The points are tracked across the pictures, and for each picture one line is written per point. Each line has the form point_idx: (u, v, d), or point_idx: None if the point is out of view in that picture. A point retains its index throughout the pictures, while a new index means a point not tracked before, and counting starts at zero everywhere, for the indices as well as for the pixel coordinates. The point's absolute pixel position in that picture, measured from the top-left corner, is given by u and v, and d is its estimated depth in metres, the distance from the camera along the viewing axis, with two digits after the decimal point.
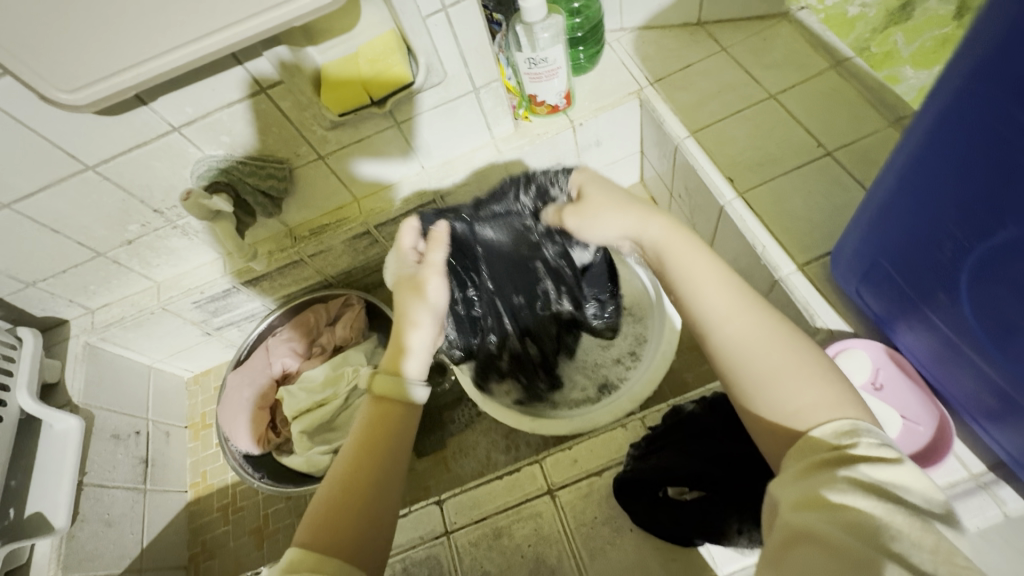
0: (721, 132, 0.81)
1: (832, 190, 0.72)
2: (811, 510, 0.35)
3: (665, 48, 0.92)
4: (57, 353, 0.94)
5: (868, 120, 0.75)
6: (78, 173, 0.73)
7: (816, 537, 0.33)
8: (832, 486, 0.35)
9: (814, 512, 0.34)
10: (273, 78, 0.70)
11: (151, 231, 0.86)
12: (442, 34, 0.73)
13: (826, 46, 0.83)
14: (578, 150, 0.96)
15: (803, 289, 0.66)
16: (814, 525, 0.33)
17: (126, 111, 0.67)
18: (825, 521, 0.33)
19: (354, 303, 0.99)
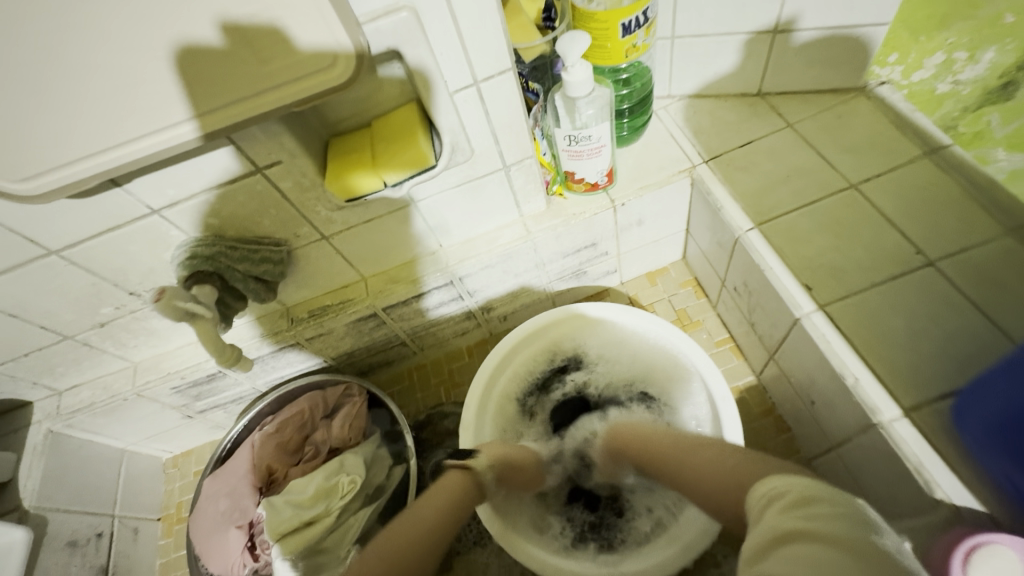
0: (792, 226, 0.69)
1: (940, 311, 0.58)
2: (782, 532, 0.37)
3: (721, 120, 0.81)
4: (15, 443, 0.82)
5: (978, 225, 0.62)
6: (39, 258, 0.62)
7: (802, 541, 0.35)
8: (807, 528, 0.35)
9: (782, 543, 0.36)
10: (271, 158, 0.59)
11: (127, 313, 0.75)
12: (472, 111, 0.62)
13: (917, 128, 0.71)
14: (617, 230, 0.84)
15: (914, 442, 0.52)
16: (796, 529, 0.36)
17: (96, 193, 0.57)
18: (803, 544, 0.35)
19: (356, 394, 0.88)
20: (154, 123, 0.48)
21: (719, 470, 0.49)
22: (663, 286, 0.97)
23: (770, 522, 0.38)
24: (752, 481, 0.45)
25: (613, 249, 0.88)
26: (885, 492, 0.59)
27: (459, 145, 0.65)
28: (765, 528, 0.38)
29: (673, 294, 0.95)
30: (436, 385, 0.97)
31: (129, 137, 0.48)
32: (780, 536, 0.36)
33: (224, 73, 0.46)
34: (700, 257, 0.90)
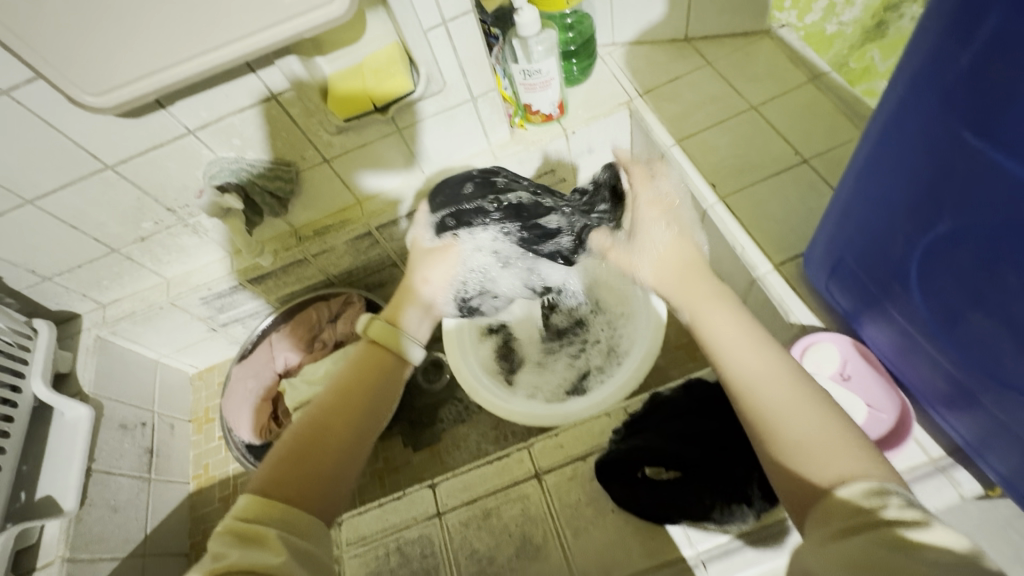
0: (705, 140, 0.86)
1: (808, 194, 0.76)
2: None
3: (654, 61, 0.97)
4: (69, 345, 0.98)
5: (844, 130, 0.80)
6: (98, 172, 0.77)
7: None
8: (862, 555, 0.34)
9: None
10: (283, 85, 0.75)
11: (163, 228, 0.90)
12: (442, 47, 0.78)
13: (805, 62, 0.88)
14: (571, 157, 1.00)
15: (779, 287, 0.70)
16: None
17: (145, 114, 0.72)
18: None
19: (355, 301, 1.04)
20: (195, 48, 0.63)
21: (806, 445, 0.43)
22: None
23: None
24: (838, 450, 0.42)
25: (570, 176, 1.05)
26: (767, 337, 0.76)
27: (433, 77, 0.81)
28: (833, 555, 0.36)
29: None
30: None
31: (178, 59, 0.63)
32: (848, 574, 0.33)
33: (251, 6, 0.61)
34: None
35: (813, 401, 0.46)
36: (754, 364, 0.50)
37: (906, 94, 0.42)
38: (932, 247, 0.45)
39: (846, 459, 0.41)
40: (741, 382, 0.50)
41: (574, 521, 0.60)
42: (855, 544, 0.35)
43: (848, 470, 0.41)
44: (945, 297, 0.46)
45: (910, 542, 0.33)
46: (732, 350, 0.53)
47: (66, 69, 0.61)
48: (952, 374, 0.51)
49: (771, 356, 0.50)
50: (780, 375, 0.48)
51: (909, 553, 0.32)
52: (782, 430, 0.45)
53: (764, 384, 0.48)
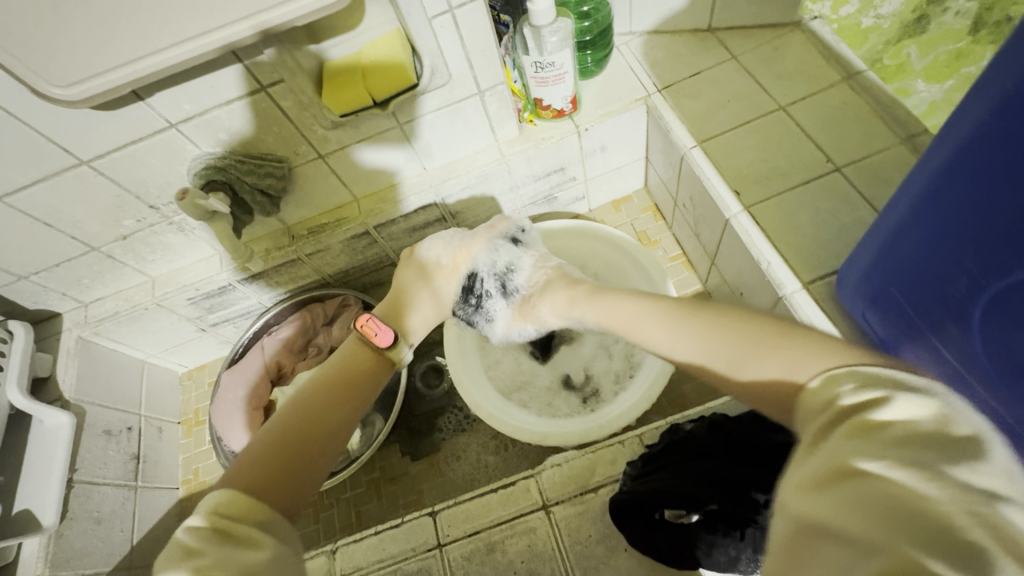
0: (728, 143, 0.80)
1: (840, 207, 0.71)
2: (838, 483, 0.29)
3: (675, 54, 0.90)
4: (49, 347, 0.92)
5: (879, 135, 0.74)
6: (72, 168, 0.71)
7: (846, 483, 0.28)
8: (857, 452, 0.29)
9: (827, 491, 0.29)
10: (274, 77, 0.68)
11: (146, 226, 0.84)
12: (448, 36, 0.72)
13: (839, 58, 0.82)
14: (583, 155, 0.94)
15: (807, 307, 0.65)
16: (844, 469, 0.29)
17: (121, 106, 0.66)
18: (851, 516, 0.27)
19: (351, 304, 0.99)
20: (175, 36, 0.56)
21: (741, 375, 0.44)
22: (627, 212, 1.08)
23: (823, 465, 0.31)
24: (763, 361, 0.42)
25: (580, 174, 0.99)
26: None
27: (437, 69, 0.75)
28: (804, 475, 0.31)
29: (635, 219, 1.06)
30: None
31: (156, 48, 0.57)
32: (822, 491, 0.29)
33: None
34: (657, 182, 1.00)
35: (715, 337, 0.47)
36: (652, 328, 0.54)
37: (993, 118, 0.37)
38: (1004, 291, 0.40)
39: (776, 360, 0.41)
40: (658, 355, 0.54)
41: (584, 560, 0.57)
42: (817, 458, 0.31)
43: (783, 370, 0.41)
44: (1014, 346, 0.42)
45: (862, 437, 0.30)
46: (630, 317, 0.58)
47: (27, 58, 0.54)
48: (1006, 423, 0.47)
49: (659, 323, 0.54)
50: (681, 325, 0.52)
51: (879, 447, 0.29)
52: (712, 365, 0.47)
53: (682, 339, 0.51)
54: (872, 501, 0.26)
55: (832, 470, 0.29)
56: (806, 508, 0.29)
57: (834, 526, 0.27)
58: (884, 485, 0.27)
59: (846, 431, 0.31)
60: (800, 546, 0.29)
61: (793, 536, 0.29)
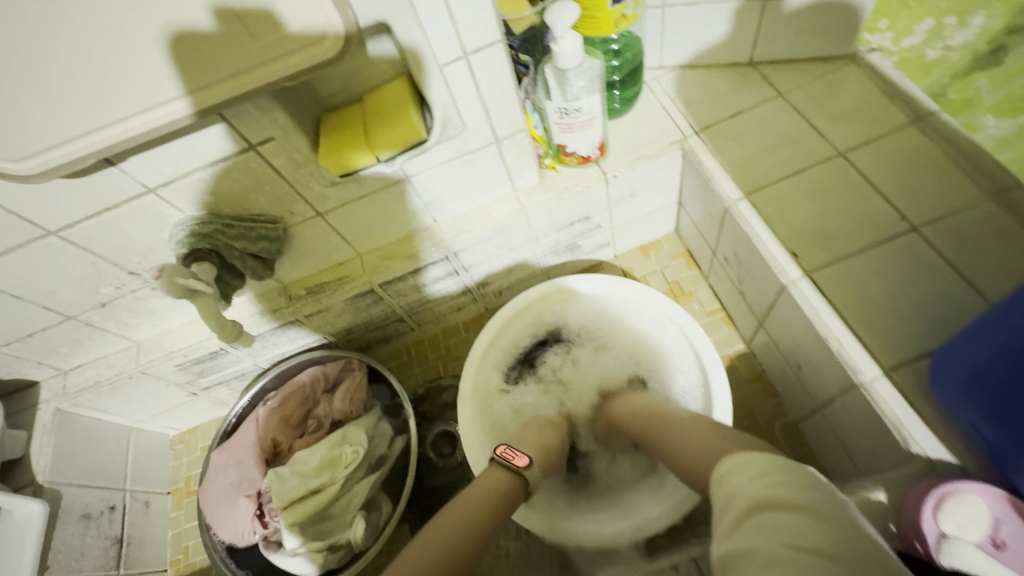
0: (780, 195, 0.70)
1: (922, 273, 0.60)
2: (753, 518, 0.36)
3: (713, 91, 0.81)
4: (24, 421, 0.84)
5: (963, 189, 0.64)
6: (39, 239, 0.63)
7: (770, 511, 0.35)
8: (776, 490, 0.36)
9: (750, 522, 0.35)
10: (264, 135, 0.59)
11: (128, 292, 0.76)
12: (462, 84, 0.63)
13: (904, 97, 0.72)
14: (610, 203, 0.85)
15: (892, 401, 0.55)
16: (770, 501, 0.36)
17: (90, 172, 0.57)
18: (769, 538, 0.33)
19: (356, 368, 0.89)
20: (140, 100, 0.48)
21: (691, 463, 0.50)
22: (656, 258, 0.98)
23: (747, 494, 0.38)
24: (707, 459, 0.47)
25: (606, 222, 0.89)
26: (867, 453, 0.61)
27: (450, 120, 0.66)
28: (736, 509, 0.38)
29: (666, 266, 0.97)
30: (435, 358, 0.99)
31: (122, 114, 0.48)
32: (747, 522, 0.36)
33: (212, 39, 0.46)
34: (691, 228, 0.91)
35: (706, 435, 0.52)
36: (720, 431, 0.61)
37: None
38: None
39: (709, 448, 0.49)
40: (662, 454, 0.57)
41: None
42: (738, 500, 0.38)
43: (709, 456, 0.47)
44: None
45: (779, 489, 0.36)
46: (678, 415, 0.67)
47: None
48: None
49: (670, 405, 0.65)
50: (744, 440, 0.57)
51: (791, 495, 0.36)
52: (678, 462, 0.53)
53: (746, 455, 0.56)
54: (776, 525, 0.33)
55: (755, 504, 0.36)
56: (738, 538, 0.35)
57: (750, 547, 0.34)
58: (795, 513, 0.34)
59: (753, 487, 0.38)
60: (726, 564, 0.35)
61: (722, 559, 0.36)
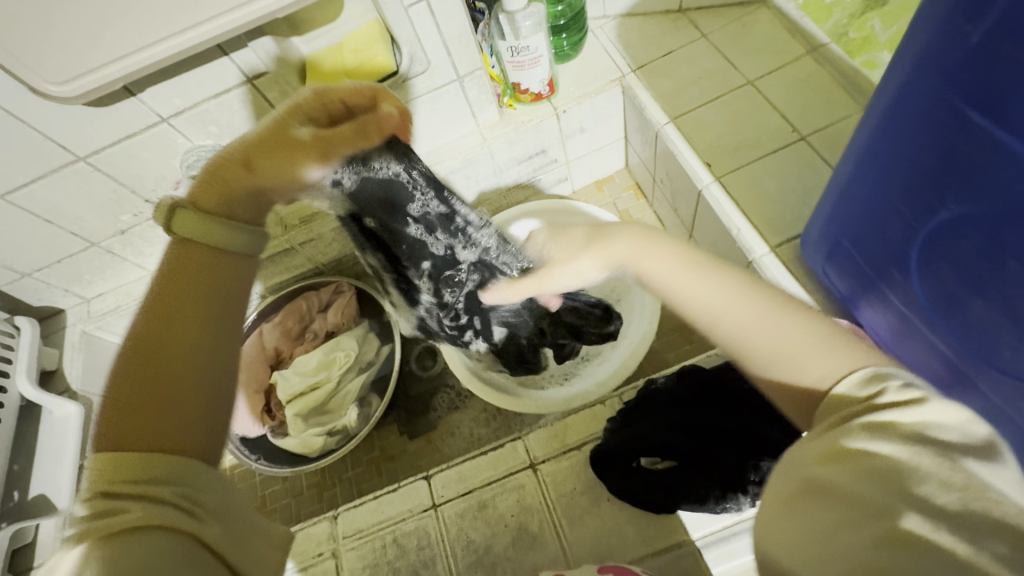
0: (699, 118, 0.83)
1: (805, 173, 0.74)
2: (831, 464, 0.34)
3: (648, 35, 0.93)
4: (55, 342, 0.96)
5: (843, 104, 0.77)
6: (69, 164, 0.74)
7: (842, 459, 0.33)
8: (849, 436, 0.34)
9: (841, 463, 0.33)
10: (259, 69, 0.71)
11: (143, 220, 0.88)
12: (425, 24, 0.75)
13: (804, 32, 0.85)
14: (563, 137, 0.98)
15: (775, 270, 0.69)
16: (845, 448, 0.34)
17: (114, 101, 0.69)
18: (861, 482, 0.32)
19: (344, 290, 1.02)
20: (164, 28, 0.59)
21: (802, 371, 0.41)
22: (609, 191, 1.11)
23: (832, 433, 0.35)
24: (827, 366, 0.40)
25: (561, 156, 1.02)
26: None
27: (416, 57, 0.78)
28: (813, 445, 0.36)
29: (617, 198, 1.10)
30: None
31: (146, 43, 0.60)
32: (831, 460, 0.34)
33: None
34: (637, 161, 1.04)
35: (787, 312, 0.44)
36: (698, 287, 0.48)
37: (912, 69, 0.40)
38: (932, 230, 0.44)
39: (827, 355, 0.40)
40: (696, 320, 0.48)
41: (570, 511, 0.60)
42: (817, 443, 0.36)
43: (828, 371, 0.40)
44: (945, 283, 0.45)
45: (916, 404, 0.34)
46: (685, 278, 0.49)
47: (24, 57, 0.58)
48: (950, 360, 0.50)
49: (718, 273, 0.48)
50: (728, 300, 0.46)
51: (866, 427, 0.34)
52: (754, 352, 0.44)
53: (715, 305, 0.46)
54: (864, 465, 0.32)
55: (815, 475, 0.34)
56: (820, 471, 0.34)
57: (831, 485, 0.33)
58: (877, 460, 0.32)
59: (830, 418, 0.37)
60: (804, 496, 0.34)
61: (797, 489, 0.35)
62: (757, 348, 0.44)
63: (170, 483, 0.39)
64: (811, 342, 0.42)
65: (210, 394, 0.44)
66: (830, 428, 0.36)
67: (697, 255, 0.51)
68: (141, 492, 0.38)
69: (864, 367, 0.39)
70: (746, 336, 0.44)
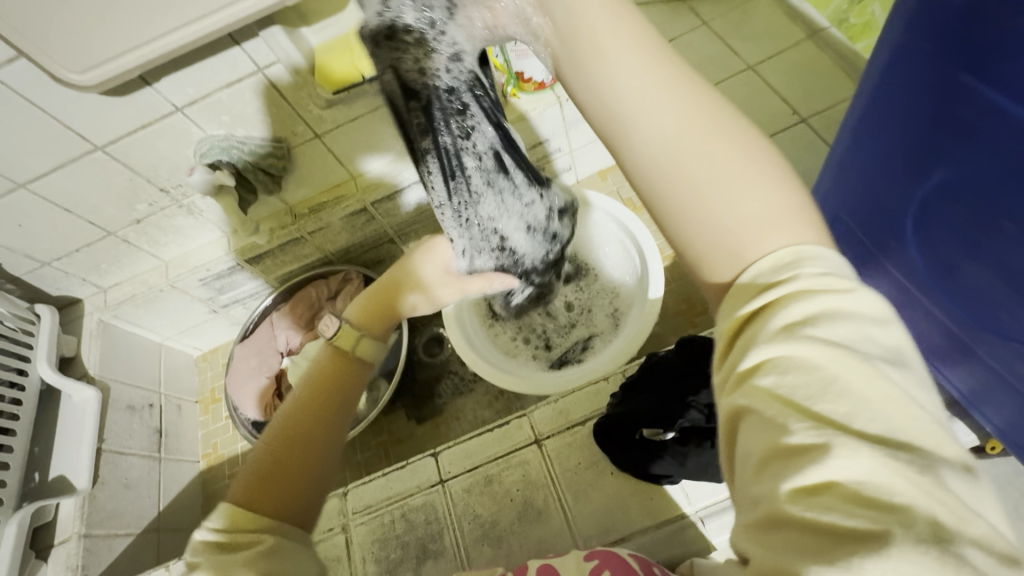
0: None
1: (806, 153, 0.77)
2: (740, 386, 0.28)
3: (648, 23, 0.94)
4: (73, 330, 0.99)
5: (842, 87, 0.80)
6: (88, 153, 0.77)
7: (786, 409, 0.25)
8: (772, 340, 0.27)
9: (748, 386, 0.27)
10: (269, 58, 0.74)
11: (158, 210, 0.90)
12: None
13: (802, 17, 0.86)
14: (566, 126, 0.99)
15: None
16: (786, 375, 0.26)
17: (130, 91, 0.71)
18: (767, 409, 0.26)
19: (354, 277, 1.04)
20: (176, 19, 0.62)
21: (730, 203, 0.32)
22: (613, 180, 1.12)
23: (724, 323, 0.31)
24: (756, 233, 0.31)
25: (565, 145, 1.03)
26: None
27: None
28: (729, 367, 0.29)
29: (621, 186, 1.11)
30: None
31: (159, 32, 0.62)
32: (742, 389, 0.28)
33: None
34: None
35: (746, 140, 0.34)
36: (645, 68, 0.35)
37: (903, 37, 0.42)
38: (927, 195, 0.46)
39: (763, 195, 0.32)
40: (636, 135, 0.36)
41: (574, 485, 0.60)
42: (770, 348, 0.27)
43: (757, 211, 0.32)
44: (942, 249, 0.47)
45: (834, 292, 0.28)
46: (638, 81, 0.35)
47: (44, 45, 0.60)
48: (946, 326, 0.51)
49: (664, 65, 0.35)
50: (690, 115, 0.34)
51: (776, 362, 0.27)
52: (692, 166, 0.33)
53: (658, 117, 0.34)
54: (768, 407, 0.26)
55: (731, 405, 0.28)
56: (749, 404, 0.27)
57: (753, 416, 0.27)
58: (798, 373, 0.26)
59: (726, 323, 0.30)
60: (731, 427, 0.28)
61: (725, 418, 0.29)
62: (689, 167, 0.34)
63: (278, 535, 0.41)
64: (810, 208, 0.33)
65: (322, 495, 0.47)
66: (742, 346, 0.29)
67: (652, 38, 0.36)
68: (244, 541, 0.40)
69: (792, 243, 0.31)
70: (664, 157, 0.34)
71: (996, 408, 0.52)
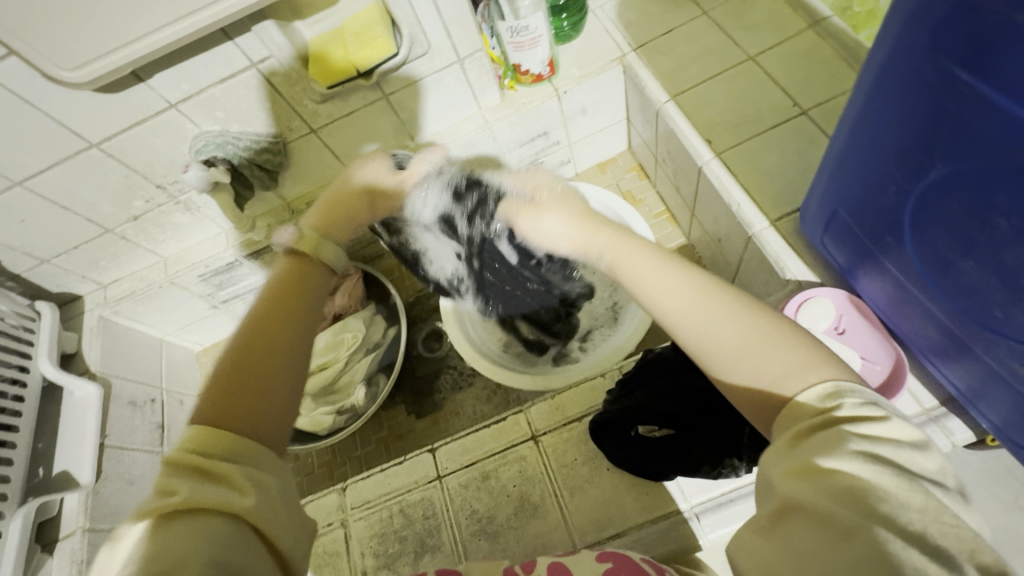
0: (700, 95, 0.83)
1: (807, 146, 0.74)
2: (800, 480, 0.33)
3: (647, 13, 0.93)
4: (74, 326, 0.99)
5: (844, 78, 0.77)
6: (83, 151, 0.77)
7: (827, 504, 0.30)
8: (828, 453, 0.33)
9: (808, 481, 0.32)
10: (263, 53, 0.73)
11: (155, 207, 0.90)
12: (423, 4, 0.76)
13: (804, 6, 0.84)
14: (564, 119, 0.98)
15: (774, 243, 0.69)
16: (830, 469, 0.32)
17: (123, 87, 0.71)
18: (820, 500, 0.31)
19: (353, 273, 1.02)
20: (168, 15, 0.61)
21: (763, 365, 0.40)
22: (612, 173, 1.11)
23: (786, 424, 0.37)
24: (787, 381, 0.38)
25: (564, 138, 1.03)
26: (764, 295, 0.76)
27: (416, 39, 0.79)
28: (790, 462, 0.34)
29: (620, 179, 1.10)
30: None
31: (151, 27, 0.62)
32: (804, 480, 0.32)
33: None
34: (639, 142, 1.03)
35: (751, 313, 0.42)
36: (674, 290, 0.46)
37: (898, 31, 0.41)
38: (923, 193, 0.46)
39: (787, 355, 0.39)
40: (661, 314, 0.47)
41: (570, 481, 0.60)
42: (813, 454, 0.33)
43: (786, 370, 0.39)
44: (937, 246, 0.47)
45: (878, 422, 0.34)
46: (651, 277, 0.49)
47: (36, 43, 0.60)
48: (944, 323, 0.51)
49: (685, 274, 0.47)
50: (699, 293, 0.45)
51: (827, 468, 0.32)
52: (722, 338, 0.42)
53: (687, 315, 0.45)
54: (823, 492, 0.31)
55: (783, 496, 0.33)
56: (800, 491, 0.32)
57: (800, 512, 0.32)
58: (847, 478, 0.31)
59: (789, 435, 0.36)
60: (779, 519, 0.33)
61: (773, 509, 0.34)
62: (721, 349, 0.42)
63: (234, 456, 0.39)
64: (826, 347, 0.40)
65: (293, 409, 0.46)
66: (805, 444, 0.34)
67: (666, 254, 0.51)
68: (211, 462, 0.39)
69: (822, 379, 0.37)
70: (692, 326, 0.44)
71: (993, 404, 0.51)
